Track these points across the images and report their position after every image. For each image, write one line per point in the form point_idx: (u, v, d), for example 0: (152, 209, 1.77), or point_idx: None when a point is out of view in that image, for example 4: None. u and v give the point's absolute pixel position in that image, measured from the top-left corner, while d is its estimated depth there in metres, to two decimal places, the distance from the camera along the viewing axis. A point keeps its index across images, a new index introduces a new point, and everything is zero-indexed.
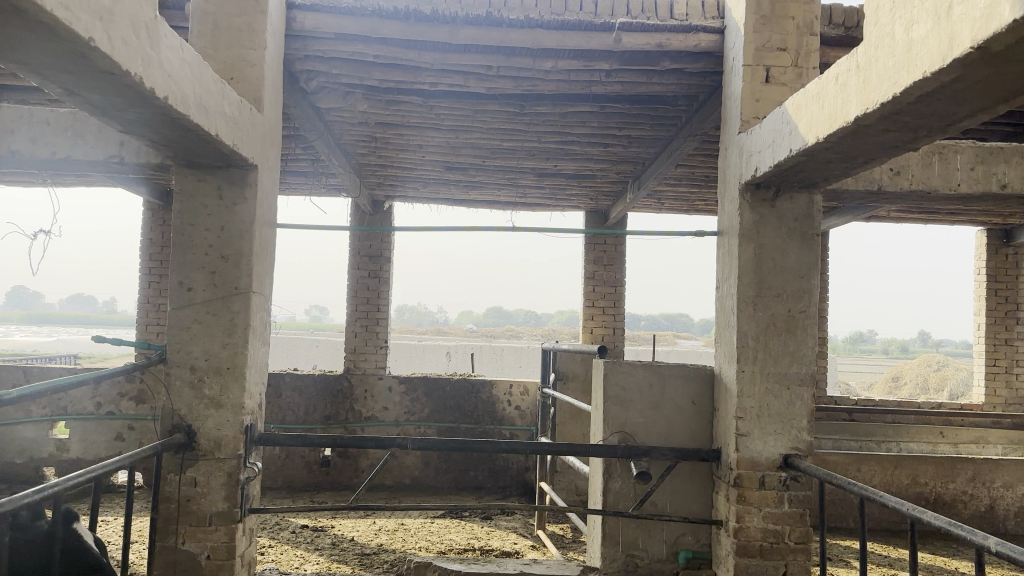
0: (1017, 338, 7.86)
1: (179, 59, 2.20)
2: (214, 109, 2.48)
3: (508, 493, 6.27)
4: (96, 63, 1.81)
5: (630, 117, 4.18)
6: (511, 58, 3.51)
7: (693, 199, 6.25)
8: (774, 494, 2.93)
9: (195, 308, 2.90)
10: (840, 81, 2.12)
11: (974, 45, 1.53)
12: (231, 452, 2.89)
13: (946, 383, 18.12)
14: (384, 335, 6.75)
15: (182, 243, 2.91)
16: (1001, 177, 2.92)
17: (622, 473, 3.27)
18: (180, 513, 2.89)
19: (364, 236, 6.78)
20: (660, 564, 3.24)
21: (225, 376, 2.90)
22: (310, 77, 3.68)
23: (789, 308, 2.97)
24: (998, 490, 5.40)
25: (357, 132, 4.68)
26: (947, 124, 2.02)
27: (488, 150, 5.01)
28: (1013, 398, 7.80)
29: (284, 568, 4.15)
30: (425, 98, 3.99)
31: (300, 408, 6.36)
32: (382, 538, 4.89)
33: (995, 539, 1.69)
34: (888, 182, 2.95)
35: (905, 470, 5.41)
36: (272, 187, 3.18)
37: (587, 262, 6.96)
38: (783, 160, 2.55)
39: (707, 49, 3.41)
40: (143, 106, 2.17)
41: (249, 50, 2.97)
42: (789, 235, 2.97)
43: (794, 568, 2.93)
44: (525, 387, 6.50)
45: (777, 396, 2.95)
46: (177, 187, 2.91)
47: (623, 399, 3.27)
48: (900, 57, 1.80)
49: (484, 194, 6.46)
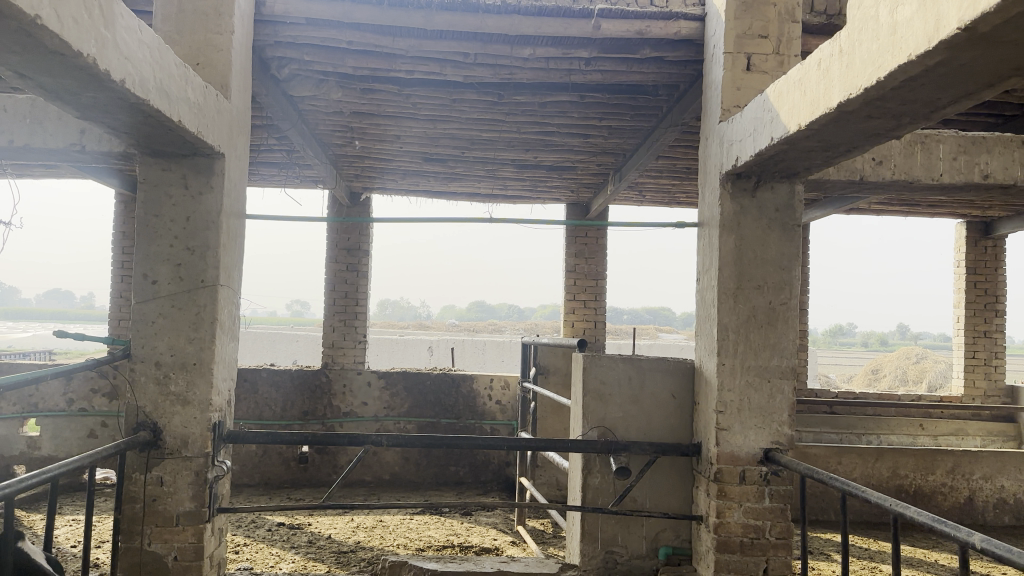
0: (995, 331, 7.91)
1: (138, 41, 2.11)
2: (176, 93, 2.38)
3: (489, 488, 6.22)
4: (43, 42, 1.71)
5: (611, 107, 4.12)
6: (487, 45, 3.44)
7: (674, 191, 6.21)
8: (755, 489, 2.89)
9: (160, 303, 2.81)
10: (822, 66, 2.06)
11: (961, 25, 1.47)
12: (199, 450, 2.81)
13: (925, 375, 18.27)
14: (362, 330, 6.65)
15: (146, 234, 2.82)
16: (984, 167, 2.87)
17: (601, 469, 3.21)
18: (145, 513, 2.80)
19: (342, 229, 6.67)
20: (640, 560, 3.18)
21: (192, 372, 2.80)
22: (282, 64, 3.60)
23: (770, 301, 2.92)
24: (977, 481, 5.41)
25: (332, 122, 4.59)
26: (930, 110, 1.98)
27: (467, 142, 4.94)
28: (991, 389, 7.85)
29: (259, 567, 4.05)
30: (401, 87, 3.90)
31: (277, 404, 6.25)
32: (360, 535, 4.82)
33: (980, 536, 1.64)
34: (870, 171, 2.90)
35: (885, 462, 5.39)
36: (240, 177, 3.08)
37: (568, 255, 6.90)
38: (764, 149, 2.50)
39: (687, 37, 3.34)
40: (98, 90, 2.07)
41: (215, 35, 2.88)
42: (770, 226, 2.92)
43: (775, 564, 2.89)
44: (505, 381, 6.44)
45: (758, 390, 2.91)
46: (140, 176, 2.82)
47: (603, 393, 3.21)
48: (885, 40, 1.75)
49: (464, 186, 6.37)
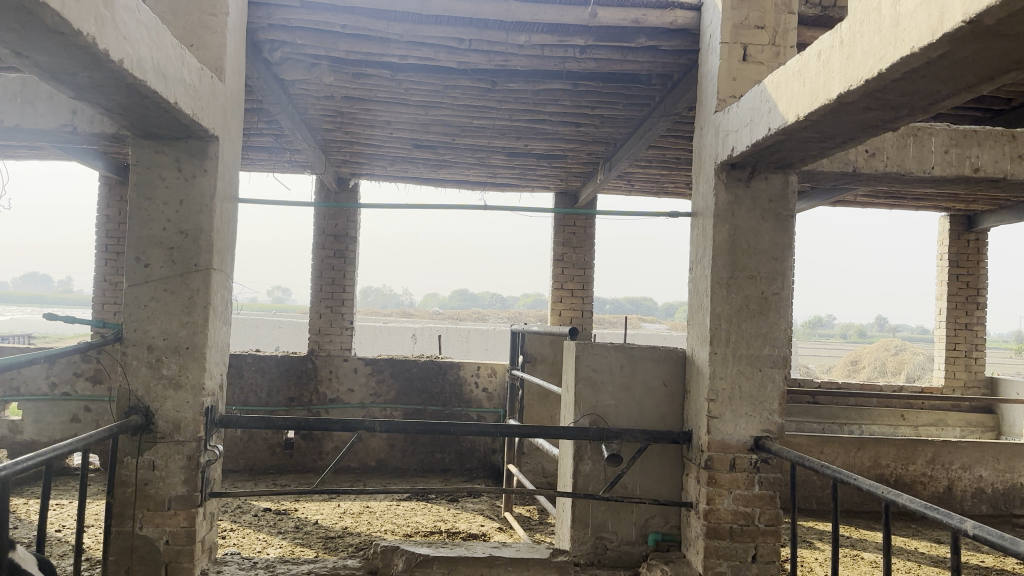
0: (976, 323, 8.02)
1: (135, 21, 2.08)
2: (173, 75, 2.36)
3: (475, 475, 6.25)
4: (45, 20, 1.70)
5: (603, 96, 4.12)
6: (482, 31, 3.43)
7: (663, 181, 6.23)
8: (745, 476, 2.93)
9: (153, 286, 2.79)
10: (822, 57, 2.07)
11: (965, 19, 1.48)
12: (191, 435, 2.80)
13: (904, 367, 18.52)
14: (349, 316, 6.64)
15: (138, 217, 2.80)
16: (975, 160, 2.89)
17: (592, 455, 3.21)
18: (137, 497, 2.79)
19: (330, 215, 6.63)
20: (630, 546, 3.20)
21: (184, 356, 2.79)
22: (274, 47, 3.57)
23: (763, 290, 2.95)
24: (956, 471, 5.50)
25: (322, 106, 4.56)
26: (928, 103, 2.00)
27: (458, 128, 4.92)
28: (971, 380, 7.97)
29: (247, 552, 4.05)
30: (393, 72, 3.88)
31: (263, 389, 6.23)
32: (346, 521, 4.83)
33: (972, 522, 1.66)
34: (862, 163, 2.92)
35: (867, 452, 5.47)
36: (233, 160, 3.05)
37: (556, 244, 6.91)
38: (760, 139, 2.51)
39: (683, 26, 3.35)
40: (96, 69, 2.05)
41: (210, 17, 2.86)
42: (763, 216, 2.94)
43: (764, 550, 2.93)
44: (492, 368, 6.45)
45: (749, 379, 2.94)
46: (133, 159, 2.79)
47: (594, 381, 3.22)
48: (887, 32, 1.77)
49: (453, 174, 6.35)
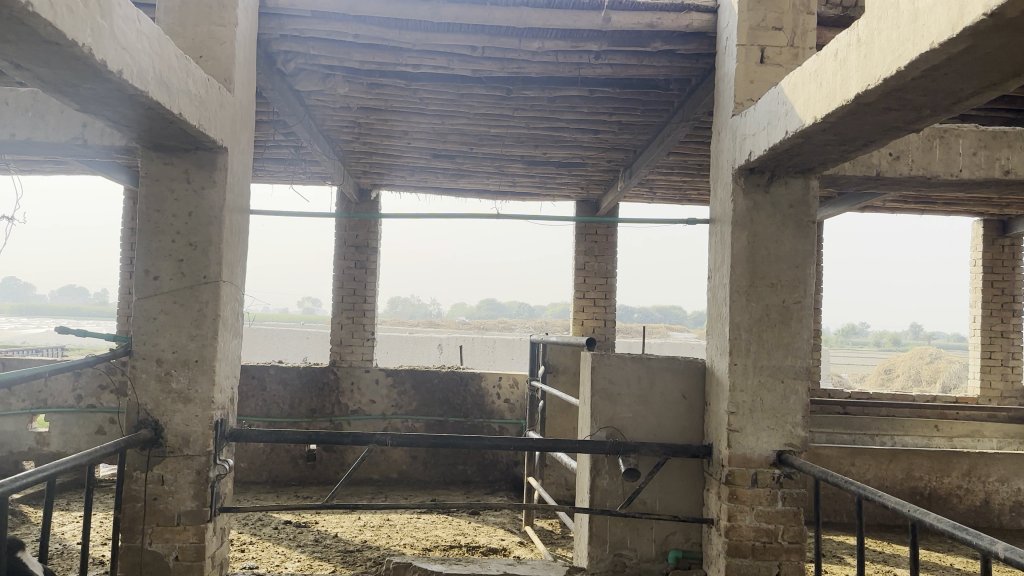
0: (1013, 331, 7.79)
1: (136, 32, 2.06)
2: (177, 86, 2.34)
3: (497, 487, 6.17)
4: (37, 30, 1.67)
5: (621, 102, 4.05)
6: (495, 38, 3.38)
7: (686, 188, 6.14)
8: (767, 492, 2.82)
9: (162, 299, 2.77)
10: (840, 56, 1.99)
11: (987, 11, 1.40)
12: (200, 449, 2.77)
13: (939, 376, 18.10)
14: (370, 327, 6.60)
15: (149, 229, 2.78)
16: (1005, 163, 2.77)
17: (610, 470, 3.14)
18: (146, 513, 2.77)
19: (350, 226, 6.62)
20: (650, 563, 3.12)
21: (193, 369, 2.76)
22: (287, 58, 3.55)
23: (784, 299, 2.85)
24: (992, 484, 5.31)
25: (339, 117, 4.53)
26: (952, 102, 1.91)
27: (476, 137, 4.88)
28: (1008, 390, 7.72)
29: (264, 566, 4.02)
30: (408, 81, 3.85)
31: (285, 401, 6.22)
32: (366, 534, 4.78)
33: (1003, 545, 1.56)
34: (887, 166, 2.82)
35: (900, 464, 5.31)
36: (244, 171, 3.03)
37: (577, 253, 6.83)
38: (778, 143, 2.43)
39: (700, 29, 3.27)
40: (96, 81, 2.03)
41: (218, 27, 2.84)
42: (784, 223, 2.85)
43: (788, 568, 2.82)
44: (514, 379, 6.38)
45: (772, 390, 2.84)
46: (143, 170, 2.78)
47: (612, 393, 3.15)
48: (906, 29, 1.68)
49: (473, 183, 6.31)
